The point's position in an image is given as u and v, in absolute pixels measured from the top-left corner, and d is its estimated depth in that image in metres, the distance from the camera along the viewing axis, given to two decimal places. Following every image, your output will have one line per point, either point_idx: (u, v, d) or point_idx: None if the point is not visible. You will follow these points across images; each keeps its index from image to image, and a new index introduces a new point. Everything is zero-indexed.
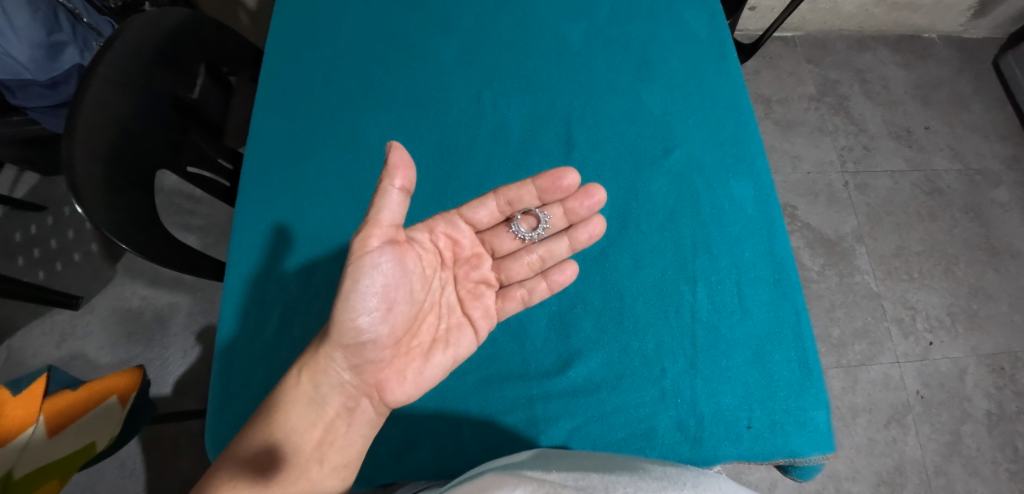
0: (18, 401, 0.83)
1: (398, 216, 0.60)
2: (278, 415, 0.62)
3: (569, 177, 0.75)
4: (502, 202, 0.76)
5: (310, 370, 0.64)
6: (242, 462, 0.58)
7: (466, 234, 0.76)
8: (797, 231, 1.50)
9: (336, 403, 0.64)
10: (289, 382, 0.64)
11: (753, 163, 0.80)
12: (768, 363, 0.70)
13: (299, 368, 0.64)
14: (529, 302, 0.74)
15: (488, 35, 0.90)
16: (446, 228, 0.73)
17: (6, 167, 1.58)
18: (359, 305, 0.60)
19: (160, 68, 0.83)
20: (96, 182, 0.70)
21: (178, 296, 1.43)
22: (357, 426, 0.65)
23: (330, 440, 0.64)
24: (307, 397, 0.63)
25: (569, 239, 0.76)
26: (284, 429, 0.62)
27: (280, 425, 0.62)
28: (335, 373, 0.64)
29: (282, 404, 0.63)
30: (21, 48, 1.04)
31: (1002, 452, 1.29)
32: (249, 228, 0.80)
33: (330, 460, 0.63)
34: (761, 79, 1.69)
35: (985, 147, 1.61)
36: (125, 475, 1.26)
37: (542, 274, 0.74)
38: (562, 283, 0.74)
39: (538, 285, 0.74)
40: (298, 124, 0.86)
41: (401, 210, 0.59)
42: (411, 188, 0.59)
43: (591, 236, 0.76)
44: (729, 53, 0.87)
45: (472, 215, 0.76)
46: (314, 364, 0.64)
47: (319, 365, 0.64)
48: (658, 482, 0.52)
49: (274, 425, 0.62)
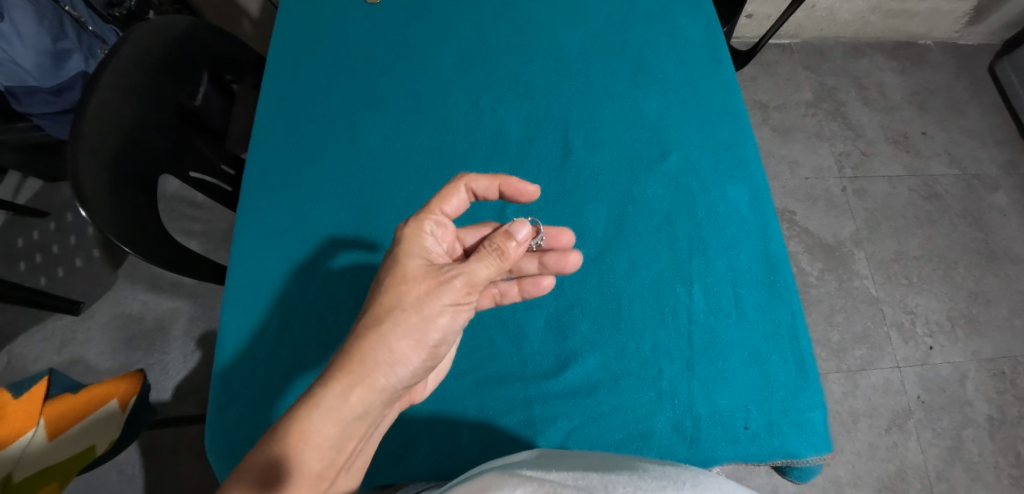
0: (20, 403, 0.84)
1: (506, 265, 0.67)
2: (315, 433, 0.59)
3: (534, 190, 0.74)
4: (469, 190, 0.73)
5: (359, 386, 0.60)
6: (266, 475, 0.58)
7: (447, 227, 0.71)
8: (796, 236, 1.52)
9: (373, 417, 0.63)
10: (337, 397, 0.60)
11: (749, 166, 0.80)
12: (764, 365, 0.71)
13: (352, 383, 0.60)
14: (500, 302, 0.74)
15: (486, 43, 0.92)
16: (435, 223, 0.69)
17: (11, 174, 1.60)
18: (427, 332, 0.63)
19: (165, 76, 0.85)
20: (101, 188, 0.71)
21: (179, 301, 1.44)
22: (379, 432, 0.67)
23: (359, 450, 0.64)
24: (352, 414, 0.61)
25: (540, 265, 0.73)
26: (323, 447, 0.60)
27: (319, 444, 0.60)
28: (391, 384, 0.62)
29: (324, 421, 0.59)
30: (27, 56, 1.07)
31: (1004, 457, 1.29)
32: (251, 234, 0.81)
33: (355, 466, 0.65)
34: (758, 86, 1.72)
35: (983, 152, 1.61)
36: (124, 481, 1.27)
37: (517, 279, 0.72)
38: (534, 293, 0.73)
39: (510, 290, 0.72)
40: (299, 129, 0.87)
41: (504, 260, 0.66)
42: (524, 239, 0.66)
43: (563, 268, 0.73)
44: (723, 58, 0.88)
45: (446, 202, 0.71)
46: (371, 379, 0.61)
47: (373, 378, 0.61)
48: (658, 482, 0.52)
49: (312, 445, 0.59)
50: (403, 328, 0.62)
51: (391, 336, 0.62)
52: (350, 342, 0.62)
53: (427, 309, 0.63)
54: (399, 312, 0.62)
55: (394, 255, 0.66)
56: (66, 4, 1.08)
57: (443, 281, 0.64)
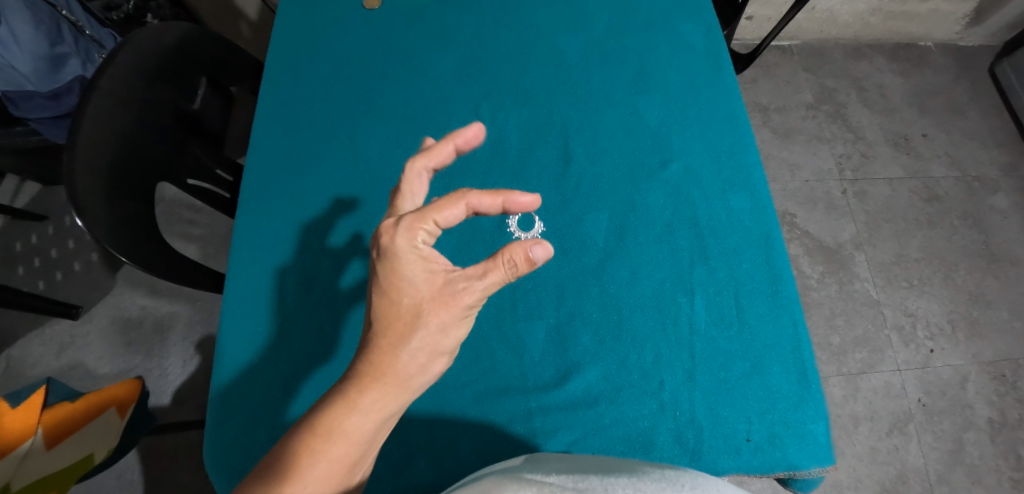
0: (17, 412, 0.83)
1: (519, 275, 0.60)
2: (354, 431, 0.57)
3: (533, 200, 0.61)
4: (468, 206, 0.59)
5: (395, 392, 0.58)
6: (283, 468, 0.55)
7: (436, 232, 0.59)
8: (797, 238, 1.51)
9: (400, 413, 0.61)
10: (374, 401, 0.57)
11: (751, 174, 0.80)
12: (766, 376, 0.70)
13: (384, 385, 0.58)
14: None
15: (486, 49, 0.91)
16: (428, 234, 0.59)
17: (9, 177, 1.59)
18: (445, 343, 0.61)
19: (161, 82, 0.84)
20: (97, 196, 0.71)
21: (178, 305, 1.43)
22: None
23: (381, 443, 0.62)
24: (391, 415, 0.59)
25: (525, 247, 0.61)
26: (360, 443, 0.57)
27: (355, 442, 0.57)
28: (423, 384, 0.60)
29: (363, 421, 0.57)
30: (25, 59, 1.06)
31: (1005, 459, 1.29)
32: (249, 245, 0.81)
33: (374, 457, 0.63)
34: (758, 88, 1.71)
35: (983, 154, 1.61)
36: (123, 486, 1.26)
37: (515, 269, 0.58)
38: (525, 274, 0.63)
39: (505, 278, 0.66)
40: (299, 137, 0.87)
41: (517, 276, 0.59)
42: (543, 262, 0.57)
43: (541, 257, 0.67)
44: (725, 64, 0.87)
45: (439, 213, 0.58)
46: (400, 379, 0.58)
47: (408, 382, 0.58)
48: (657, 484, 0.51)
49: (349, 442, 0.57)
50: (423, 342, 0.58)
51: (415, 347, 0.58)
52: (377, 348, 0.58)
53: (445, 321, 0.59)
54: (419, 329, 0.58)
55: (393, 276, 0.59)
56: (64, 8, 1.08)
57: (457, 297, 0.59)
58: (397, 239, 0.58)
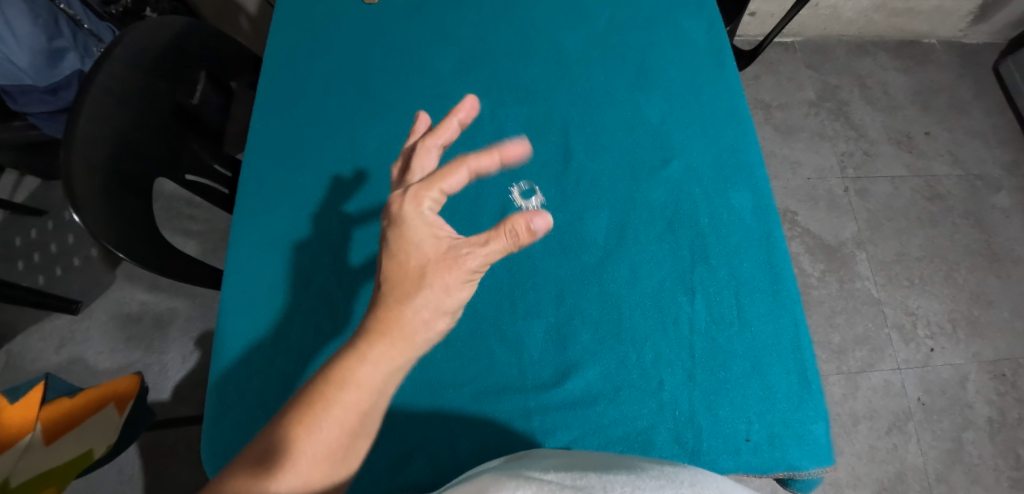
0: (17, 408, 0.82)
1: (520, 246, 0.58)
2: (365, 384, 0.55)
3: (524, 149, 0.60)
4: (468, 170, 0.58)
5: (403, 351, 0.56)
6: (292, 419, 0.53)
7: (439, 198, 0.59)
8: (798, 236, 1.51)
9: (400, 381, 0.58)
10: (383, 355, 0.56)
11: (752, 173, 0.79)
12: (767, 376, 0.70)
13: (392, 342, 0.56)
14: None
15: (486, 45, 0.91)
16: (433, 202, 0.59)
17: (8, 172, 1.59)
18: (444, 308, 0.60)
19: (159, 77, 0.83)
20: (95, 194, 0.70)
21: (178, 301, 1.43)
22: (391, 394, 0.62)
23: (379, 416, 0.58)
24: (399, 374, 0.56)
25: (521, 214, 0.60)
26: (366, 401, 0.55)
27: (359, 398, 0.54)
28: (428, 341, 0.58)
29: (374, 374, 0.55)
30: (22, 54, 1.05)
31: (1004, 459, 1.29)
32: (246, 242, 0.80)
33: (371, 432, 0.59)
34: (760, 85, 1.70)
35: (985, 153, 1.60)
36: (124, 481, 1.27)
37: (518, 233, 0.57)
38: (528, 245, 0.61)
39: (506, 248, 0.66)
40: (298, 133, 0.86)
41: (519, 247, 0.58)
42: (544, 231, 0.56)
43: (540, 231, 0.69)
44: (727, 61, 0.87)
45: (443, 180, 0.58)
46: (408, 337, 0.56)
47: (414, 339, 0.57)
48: (656, 481, 0.51)
49: (359, 393, 0.54)
50: (428, 300, 0.57)
51: (420, 304, 0.57)
52: (386, 303, 0.58)
53: (450, 283, 0.58)
54: (424, 288, 0.57)
55: (400, 242, 0.59)
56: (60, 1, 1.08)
57: (460, 261, 0.58)
58: (405, 205, 0.59)
